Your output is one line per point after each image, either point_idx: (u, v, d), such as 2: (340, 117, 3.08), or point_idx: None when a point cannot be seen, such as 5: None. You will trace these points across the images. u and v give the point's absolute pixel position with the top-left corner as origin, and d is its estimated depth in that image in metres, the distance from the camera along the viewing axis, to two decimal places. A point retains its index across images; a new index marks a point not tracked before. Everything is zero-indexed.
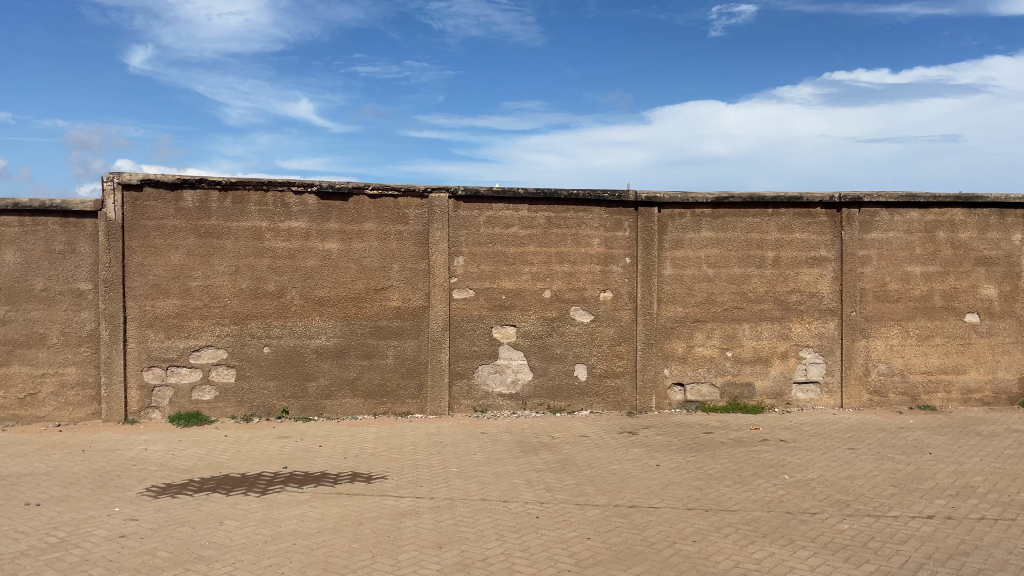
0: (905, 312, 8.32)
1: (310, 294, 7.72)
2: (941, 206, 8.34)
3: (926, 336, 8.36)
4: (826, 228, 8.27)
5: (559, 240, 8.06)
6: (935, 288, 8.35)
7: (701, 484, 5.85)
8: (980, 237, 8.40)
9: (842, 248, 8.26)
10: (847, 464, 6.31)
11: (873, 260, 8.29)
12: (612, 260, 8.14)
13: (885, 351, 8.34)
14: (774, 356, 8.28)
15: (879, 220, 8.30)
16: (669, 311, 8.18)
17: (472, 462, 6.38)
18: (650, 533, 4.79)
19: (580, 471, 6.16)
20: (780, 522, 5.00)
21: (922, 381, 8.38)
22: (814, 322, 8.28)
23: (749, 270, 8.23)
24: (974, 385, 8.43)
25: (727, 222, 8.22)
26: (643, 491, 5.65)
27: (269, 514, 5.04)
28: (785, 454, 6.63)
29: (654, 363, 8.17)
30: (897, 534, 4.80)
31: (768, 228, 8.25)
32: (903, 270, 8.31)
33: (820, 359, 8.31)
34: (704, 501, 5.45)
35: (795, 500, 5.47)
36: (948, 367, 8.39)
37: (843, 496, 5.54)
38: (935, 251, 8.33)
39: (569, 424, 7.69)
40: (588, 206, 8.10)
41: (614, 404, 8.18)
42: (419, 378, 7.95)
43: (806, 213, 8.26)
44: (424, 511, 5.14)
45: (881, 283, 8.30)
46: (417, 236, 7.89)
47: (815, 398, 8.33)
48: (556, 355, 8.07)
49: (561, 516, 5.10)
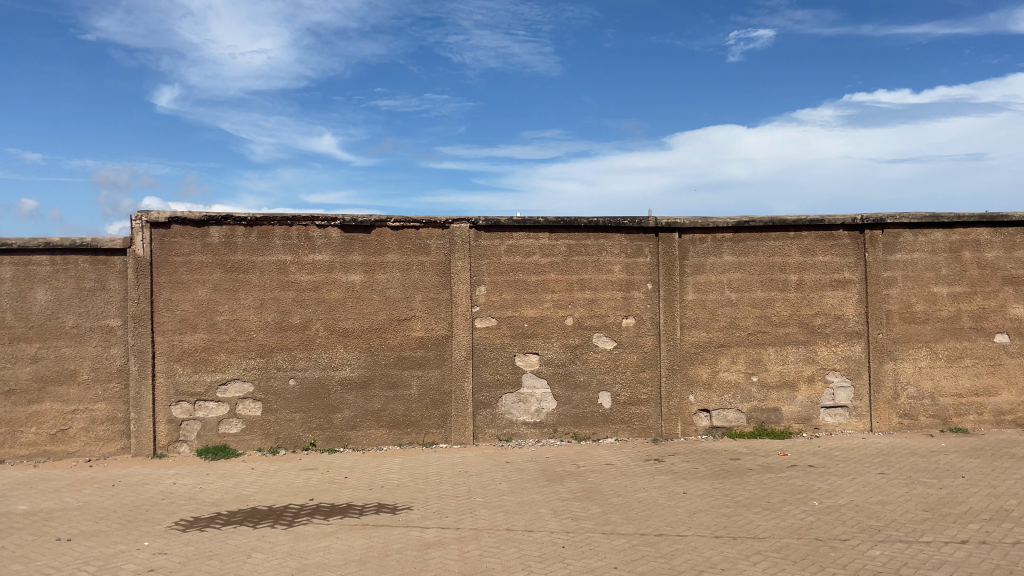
0: (933, 333, 8.21)
1: (335, 326, 7.80)
2: (966, 226, 8.26)
3: (956, 358, 8.22)
4: (849, 250, 8.22)
5: (579, 268, 8.08)
6: (963, 309, 8.23)
7: (729, 511, 5.78)
8: (1006, 256, 8.29)
9: (866, 270, 8.19)
10: (878, 489, 6.20)
11: (898, 281, 8.21)
12: (633, 286, 8.13)
13: (914, 373, 8.22)
14: (801, 380, 8.19)
15: (903, 240, 8.23)
16: (692, 337, 8.15)
17: (496, 491, 6.37)
18: (677, 562, 4.75)
19: (606, 499, 6.12)
20: (810, 549, 4.93)
21: (953, 404, 8.23)
22: (840, 345, 8.19)
23: (773, 294, 8.18)
24: (1006, 407, 8.26)
25: (749, 246, 8.18)
26: (669, 520, 5.59)
27: (296, 546, 5.06)
28: (813, 480, 6.54)
29: (679, 390, 8.12)
30: (930, 560, 4.71)
31: (791, 252, 8.21)
32: (929, 291, 8.21)
33: (848, 382, 8.21)
34: (732, 529, 5.38)
35: (825, 526, 5.39)
36: (979, 389, 8.24)
37: (873, 521, 5.44)
38: (961, 271, 8.23)
39: (594, 452, 7.65)
40: (608, 233, 8.13)
41: (639, 431, 8.12)
42: (443, 408, 7.96)
43: (828, 235, 8.22)
44: (449, 542, 5.13)
45: (907, 304, 8.20)
46: (439, 267, 7.95)
47: (844, 422, 8.22)
48: (580, 382, 8.05)
49: (588, 546, 5.07)
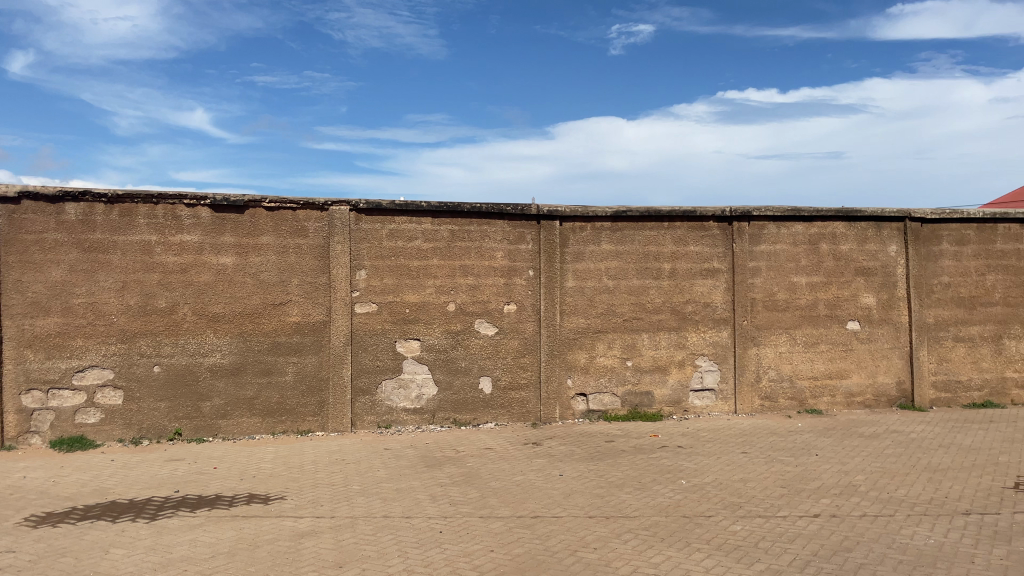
0: (792, 320, 8.74)
1: (205, 310, 7.45)
2: (823, 220, 8.81)
3: (812, 343, 8.78)
4: (718, 241, 8.61)
5: (461, 253, 8.07)
6: (819, 298, 8.79)
7: (602, 491, 5.96)
8: (858, 249, 8.89)
9: (734, 260, 8.61)
10: (741, 467, 6.55)
11: (762, 271, 8.68)
12: (515, 273, 8.20)
13: (775, 358, 8.72)
14: (672, 365, 8.52)
15: (767, 232, 8.70)
16: (571, 323, 8.32)
17: (374, 478, 6.29)
18: (552, 543, 4.86)
19: (484, 484, 6.16)
20: (677, 527, 5.17)
21: (809, 386, 8.79)
22: (709, 331, 8.58)
23: (648, 281, 8.46)
24: (856, 389, 8.88)
25: (626, 235, 8.42)
26: (545, 502, 5.71)
27: (160, 540, 4.82)
28: (682, 460, 6.84)
29: (557, 374, 8.27)
30: (785, 533, 5.04)
31: (665, 241, 8.51)
32: (790, 281, 8.73)
33: (715, 366, 8.61)
34: (605, 508, 5.56)
35: (692, 504, 5.65)
36: (832, 372, 8.83)
37: (736, 498, 5.75)
38: (818, 262, 8.79)
39: (474, 437, 7.68)
40: (491, 219, 8.15)
41: (518, 416, 8.22)
42: (320, 395, 7.77)
43: (699, 226, 8.57)
44: (324, 531, 5.03)
45: (770, 293, 8.69)
46: (317, 250, 7.74)
47: (711, 404, 8.62)
48: (461, 368, 8.06)
49: (465, 530, 5.10)
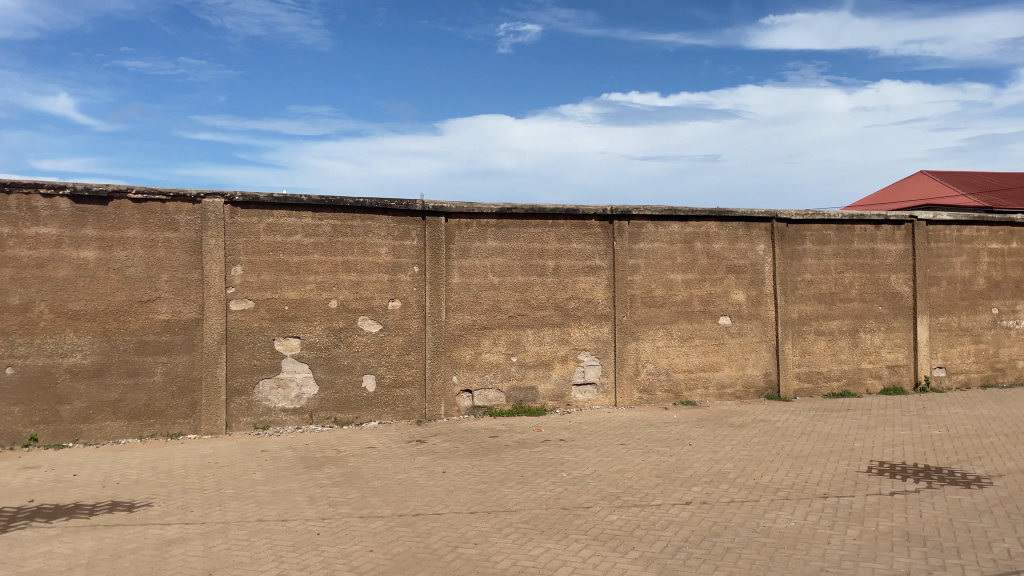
0: (669, 315, 9.06)
1: (63, 308, 6.99)
2: (698, 219, 9.18)
3: (688, 338, 9.13)
4: (600, 239, 8.81)
5: (344, 249, 7.90)
6: (694, 294, 9.16)
7: (484, 487, 5.98)
8: (730, 247, 9.31)
9: (615, 258, 8.83)
10: (619, 459, 6.73)
11: (641, 268, 8.95)
12: (399, 269, 8.11)
13: (653, 352, 9.02)
14: (555, 360, 8.66)
15: (646, 231, 8.98)
16: (456, 319, 8.31)
17: (249, 481, 6.08)
18: (432, 540, 4.83)
19: (365, 483, 6.07)
20: (556, 519, 5.26)
21: (685, 379, 9.13)
22: (591, 327, 8.78)
23: (532, 278, 8.56)
24: (728, 381, 9.31)
25: (511, 232, 8.49)
26: (427, 499, 5.67)
27: (9, 554, 4.47)
28: (563, 453, 6.96)
29: (442, 371, 8.24)
30: (658, 520, 5.23)
31: (549, 239, 8.63)
32: (667, 278, 9.04)
33: (596, 361, 8.81)
34: (486, 503, 5.59)
35: (571, 496, 5.76)
36: (706, 365, 9.22)
37: (613, 489, 5.91)
38: (693, 260, 9.15)
39: (356, 436, 7.54)
40: (374, 214, 8.03)
41: (402, 414, 8.13)
42: (192, 397, 7.44)
43: (582, 224, 8.75)
44: (193, 538, 4.81)
45: (649, 289, 8.98)
46: (189, 244, 7.40)
47: (592, 398, 8.81)
48: (343, 366, 7.90)
49: (344, 530, 5.00)
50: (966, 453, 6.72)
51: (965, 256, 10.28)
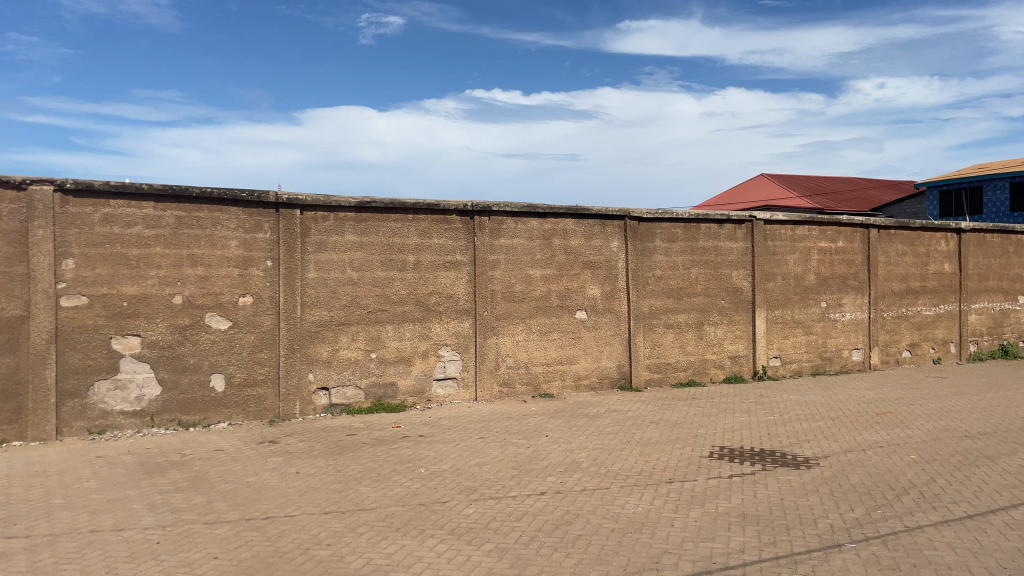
0: (528, 310, 9.21)
1: None
2: (556, 216, 9.38)
3: (545, 332, 9.32)
4: (460, 234, 8.83)
5: (190, 242, 7.50)
6: (552, 289, 9.36)
7: (339, 486, 5.85)
8: (586, 244, 9.58)
9: (475, 253, 8.87)
10: (476, 452, 6.78)
11: (501, 263, 9.04)
12: (251, 263, 7.78)
13: (513, 346, 9.14)
14: (415, 356, 8.60)
15: (505, 227, 9.07)
16: (312, 315, 8.08)
17: (81, 490, 5.65)
18: (283, 543, 4.67)
19: (212, 487, 5.78)
20: (412, 515, 5.22)
21: (543, 372, 9.32)
22: (451, 322, 8.78)
23: (391, 273, 8.46)
24: (584, 373, 9.58)
25: (369, 227, 8.34)
26: (278, 501, 5.48)
27: None
28: (421, 449, 6.93)
29: (297, 369, 7.99)
30: (514, 512, 5.30)
31: (409, 233, 8.55)
32: (526, 273, 9.19)
33: (457, 356, 8.83)
34: (341, 503, 5.47)
35: (428, 491, 5.74)
36: (563, 358, 9.44)
37: (470, 482, 5.94)
38: (551, 256, 9.34)
39: (203, 438, 7.18)
40: (224, 206, 7.66)
41: (254, 414, 7.81)
42: (16, 401, 6.84)
43: (442, 219, 8.73)
44: (14, 553, 4.41)
45: (508, 284, 9.09)
46: (12, 236, 6.79)
47: (452, 393, 8.82)
48: (190, 365, 7.50)
49: (186, 538, 4.74)
50: (797, 436, 7.26)
51: (798, 254, 11.09)
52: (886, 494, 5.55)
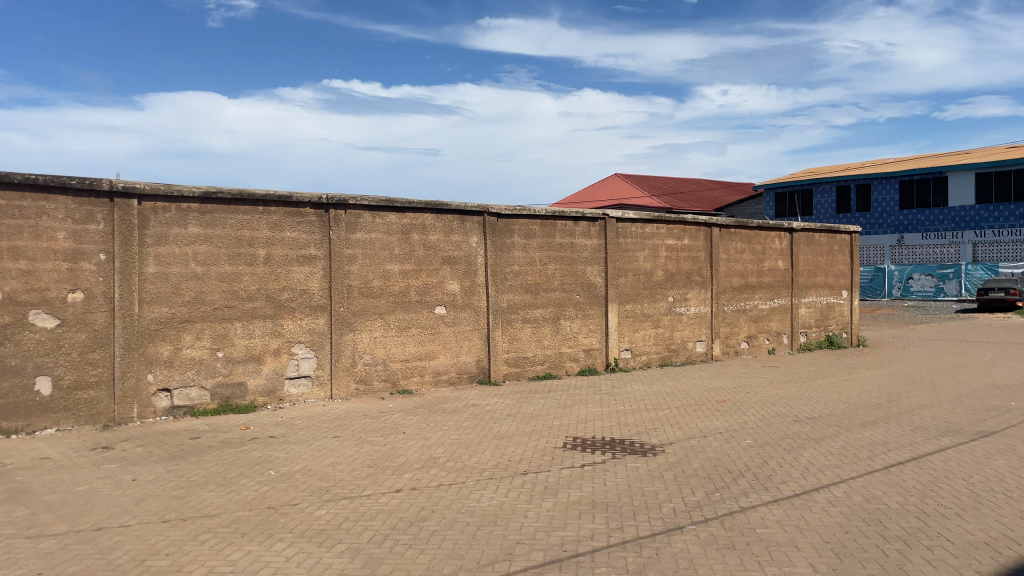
0: (385, 306, 9.08)
1: None
2: (415, 211, 9.30)
3: (404, 328, 9.23)
4: (314, 228, 8.57)
5: (10, 233, 6.86)
6: (410, 285, 9.28)
7: (180, 492, 5.54)
8: (445, 239, 9.56)
9: (330, 247, 8.64)
10: (330, 452, 6.61)
11: (357, 258, 8.87)
12: (82, 256, 7.22)
13: (370, 343, 8.98)
14: (266, 354, 8.28)
15: (362, 221, 8.90)
16: (152, 312, 7.60)
17: None
18: (115, 555, 4.36)
19: (34, 499, 5.31)
20: (260, 519, 5.02)
21: (401, 368, 9.22)
22: (305, 319, 8.52)
23: (240, 268, 8.10)
24: (442, 369, 9.57)
25: (216, 219, 7.94)
26: (112, 511, 5.11)
27: None
28: (272, 450, 6.68)
29: (136, 369, 7.49)
30: (367, 511, 5.21)
31: (259, 226, 8.22)
32: (384, 268, 9.06)
33: (311, 353, 8.57)
34: (182, 510, 5.18)
35: (278, 494, 5.54)
36: (421, 354, 9.39)
37: (323, 483, 5.79)
38: (409, 251, 9.26)
39: (27, 447, 6.59)
40: (50, 194, 7.06)
41: (87, 419, 7.25)
42: None
43: (295, 212, 8.44)
44: None
45: (365, 280, 8.92)
46: None
47: (307, 391, 8.56)
48: (10, 367, 6.88)
49: (4, 555, 4.33)
50: (645, 425, 7.58)
51: (648, 251, 11.58)
52: (724, 477, 5.90)
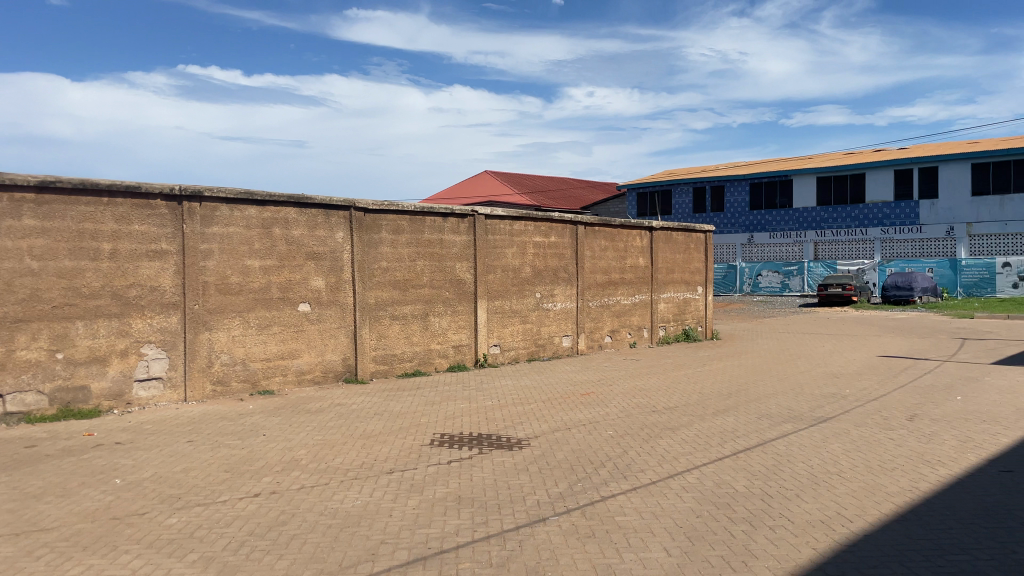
0: (245, 303, 8.73)
1: None
2: (276, 205, 8.98)
3: (264, 326, 8.91)
4: (167, 221, 8.12)
5: None
6: (272, 281, 8.97)
7: (11, 506, 5.10)
8: (309, 234, 9.29)
9: (184, 242, 8.21)
10: (184, 457, 6.29)
11: (214, 253, 8.47)
12: None
13: (228, 342, 8.61)
14: (112, 355, 7.77)
15: (219, 214, 8.51)
16: None
17: None
18: None
19: None
20: (104, 531, 4.70)
21: (261, 368, 8.89)
22: (156, 317, 8.06)
23: (82, 263, 7.56)
24: (306, 368, 9.31)
25: (54, 210, 7.37)
26: None
27: None
28: (118, 457, 6.27)
29: None
30: (223, 517, 4.99)
31: (104, 219, 7.70)
32: (243, 264, 8.70)
33: (163, 354, 8.12)
34: (14, 525, 4.77)
35: (124, 503, 5.20)
36: (284, 353, 9.10)
37: (174, 490, 5.49)
38: (270, 246, 8.94)
39: None
40: None
41: None
42: None
43: (145, 204, 7.96)
44: None
45: (222, 276, 8.54)
46: None
47: (158, 394, 8.09)
48: None
49: None
50: (511, 419, 7.67)
51: (516, 247, 11.73)
52: (585, 468, 6.06)
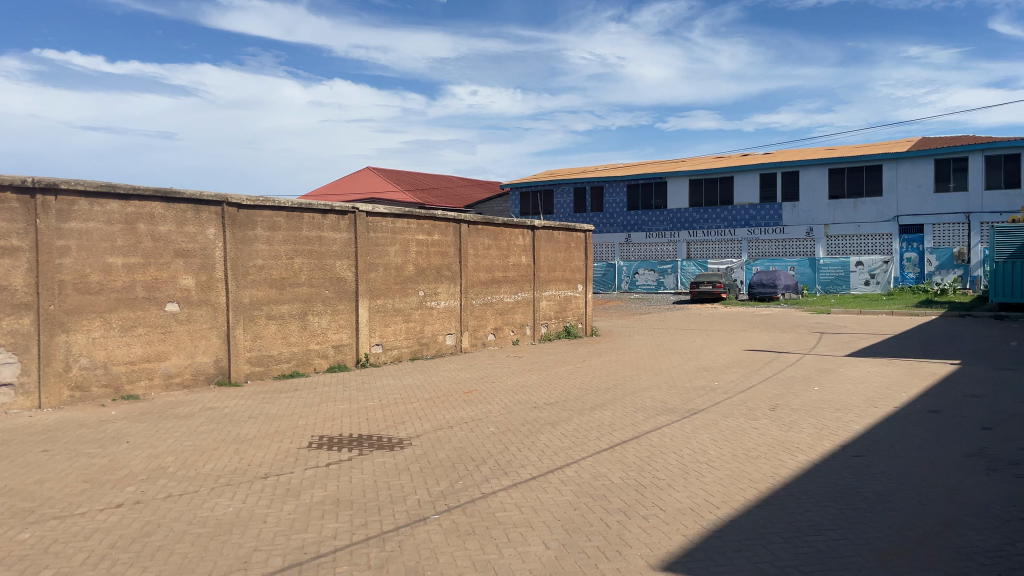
0: (106, 303, 8.24)
1: None
2: (141, 199, 8.52)
3: (128, 327, 8.44)
4: (17, 215, 7.54)
5: None
6: (136, 280, 8.50)
7: None
8: (177, 231, 8.86)
9: (37, 237, 7.65)
10: (37, 468, 5.86)
11: (71, 250, 7.94)
12: None
13: (87, 344, 8.09)
14: None
15: (77, 209, 7.98)
16: None
17: None
18: None
19: None
20: None
21: (125, 372, 8.41)
22: (4, 319, 7.47)
23: None
24: (174, 371, 8.88)
25: None
26: None
27: None
28: None
29: None
30: (80, 530, 4.68)
31: None
32: (104, 262, 8.21)
33: (13, 358, 7.53)
34: None
35: None
36: (150, 355, 8.64)
37: (26, 503, 5.11)
38: (135, 243, 8.47)
39: None
40: None
41: None
42: None
43: None
44: None
45: (80, 274, 8.02)
46: None
47: (8, 401, 7.50)
48: None
49: None
50: (392, 419, 7.59)
51: (398, 246, 11.62)
52: (466, 466, 6.09)
